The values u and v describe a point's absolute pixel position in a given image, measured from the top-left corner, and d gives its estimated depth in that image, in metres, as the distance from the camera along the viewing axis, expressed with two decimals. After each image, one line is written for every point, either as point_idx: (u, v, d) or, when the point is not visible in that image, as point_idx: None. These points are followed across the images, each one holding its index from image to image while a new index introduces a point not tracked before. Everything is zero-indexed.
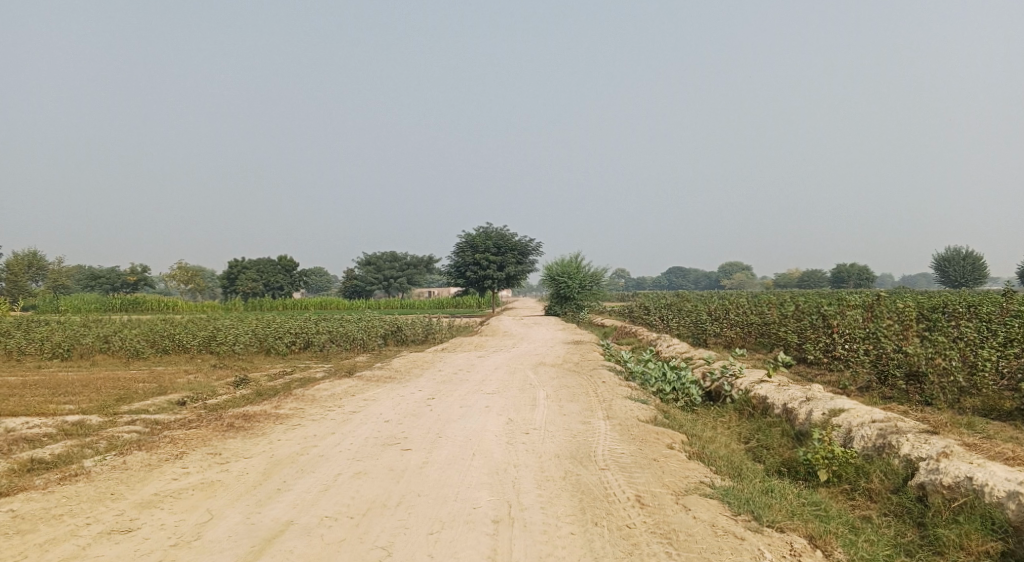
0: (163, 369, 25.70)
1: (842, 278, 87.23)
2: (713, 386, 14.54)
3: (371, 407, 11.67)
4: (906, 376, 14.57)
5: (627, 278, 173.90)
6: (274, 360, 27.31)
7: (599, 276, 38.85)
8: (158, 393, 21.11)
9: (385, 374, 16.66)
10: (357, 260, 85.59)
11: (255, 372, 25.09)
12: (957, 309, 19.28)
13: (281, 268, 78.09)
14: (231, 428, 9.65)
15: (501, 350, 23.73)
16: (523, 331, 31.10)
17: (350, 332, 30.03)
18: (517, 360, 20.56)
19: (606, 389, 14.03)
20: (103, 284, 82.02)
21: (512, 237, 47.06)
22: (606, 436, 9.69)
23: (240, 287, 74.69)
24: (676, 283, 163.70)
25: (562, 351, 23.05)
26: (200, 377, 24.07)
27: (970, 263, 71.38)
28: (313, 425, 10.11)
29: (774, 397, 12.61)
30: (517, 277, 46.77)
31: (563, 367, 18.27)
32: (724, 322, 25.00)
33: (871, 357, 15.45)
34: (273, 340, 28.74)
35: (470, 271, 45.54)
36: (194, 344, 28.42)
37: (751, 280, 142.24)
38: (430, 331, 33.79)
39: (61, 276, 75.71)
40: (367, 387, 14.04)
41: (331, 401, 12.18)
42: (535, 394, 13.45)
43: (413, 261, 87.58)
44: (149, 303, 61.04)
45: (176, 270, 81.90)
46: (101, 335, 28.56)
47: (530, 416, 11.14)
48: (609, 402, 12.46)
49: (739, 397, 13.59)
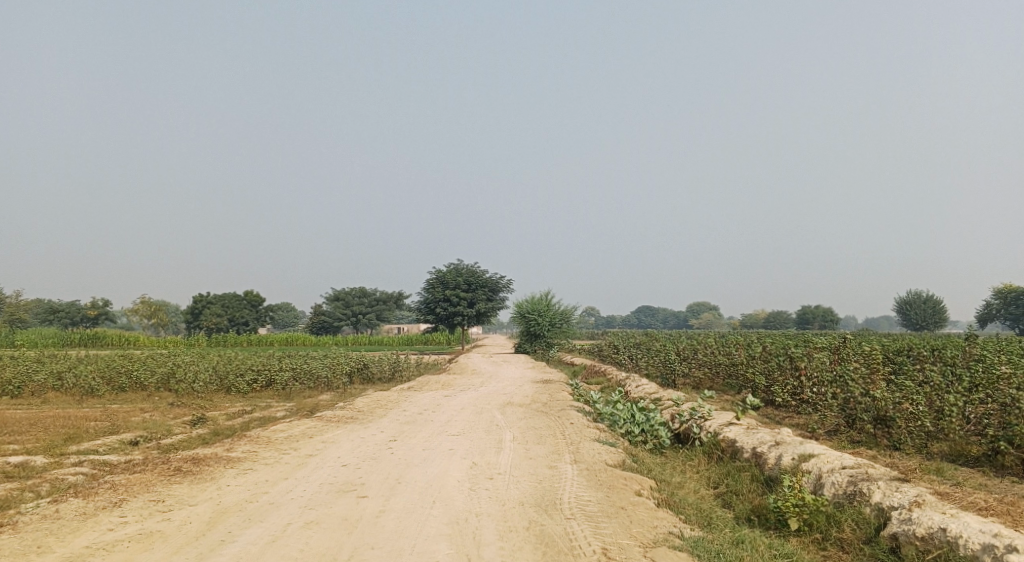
0: (118, 407, 24.84)
1: (808, 319, 88.19)
2: (682, 428, 14.30)
3: (329, 450, 11.23)
4: (874, 420, 14.48)
5: (596, 317, 174.41)
6: (234, 399, 26.56)
7: (569, 314, 38.69)
8: (111, 432, 20.33)
9: (347, 414, 16.17)
10: (325, 295, 84.67)
11: (214, 410, 24.37)
12: (923, 352, 19.34)
13: (247, 303, 76.94)
14: (178, 473, 9.17)
15: (467, 389, 23.34)
16: (491, 369, 30.68)
17: (314, 369, 29.39)
18: (484, 399, 20.18)
19: (573, 431, 13.72)
20: (62, 318, 80.15)
21: (482, 274, 46.82)
22: (572, 482, 9.38)
23: (205, 322, 73.36)
24: (644, 323, 164.27)
25: (530, 391, 22.69)
26: (157, 415, 23.30)
27: (931, 306, 72.59)
28: (266, 470, 9.66)
29: (743, 441, 12.40)
30: (486, 315, 46.43)
31: (530, 407, 17.93)
32: (692, 363, 24.87)
33: (839, 401, 15.34)
34: (234, 377, 28.01)
35: (439, 308, 45.11)
36: (152, 381, 27.60)
37: (718, 320, 143.28)
38: (397, 369, 33.23)
39: (18, 309, 73.73)
40: (327, 429, 13.56)
41: (288, 443, 11.71)
42: (500, 436, 13.08)
43: (382, 297, 86.89)
44: (109, 338, 59.63)
45: (138, 304, 80.25)
46: (54, 371, 27.61)
47: (494, 459, 10.79)
48: (577, 445, 12.15)
49: (708, 440, 13.36)
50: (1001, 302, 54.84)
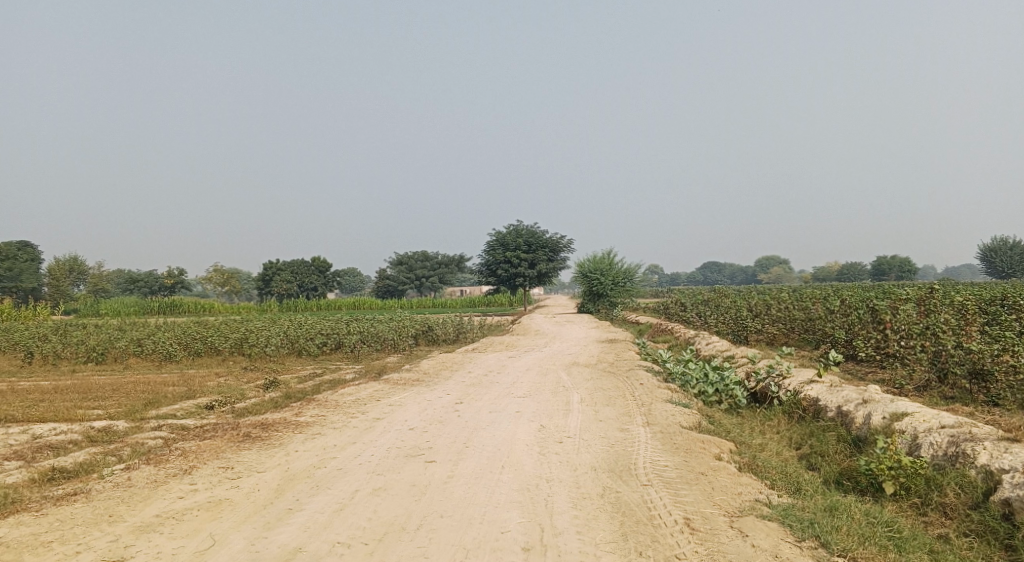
0: (194, 373, 25.43)
1: (883, 270, 85.08)
2: (759, 386, 13.71)
3: (397, 413, 11.05)
4: (969, 374, 13.64)
5: (661, 275, 172.30)
6: (305, 362, 26.91)
7: (633, 272, 37.98)
8: (188, 396, 20.78)
9: (413, 377, 16.05)
10: (389, 260, 85.54)
11: (285, 374, 24.70)
12: (1017, 301, 18.13)
13: (315, 269, 78.26)
14: (247, 439, 9.09)
15: (533, 350, 23.06)
16: (556, 329, 30.34)
17: (381, 332, 29.53)
18: (550, 360, 19.86)
19: (644, 391, 13.26)
20: (142, 287, 83.18)
21: (543, 234, 46.33)
22: (647, 445, 8.95)
23: (275, 288, 75.00)
24: (711, 279, 161.33)
25: (596, 350, 22.26)
26: (231, 380, 23.74)
27: (1017, 253, 68.86)
28: (334, 435, 9.51)
29: (827, 399, 11.76)
30: (548, 275, 46.04)
31: (597, 367, 17.52)
32: (765, 319, 24.00)
33: (929, 355, 14.49)
34: (304, 341, 28.36)
35: (501, 270, 44.89)
36: (226, 346, 28.17)
37: (788, 274, 139.71)
38: (462, 331, 33.19)
39: (100, 280, 76.69)
40: (393, 392, 13.43)
41: (355, 407, 11.57)
42: (569, 398, 12.70)
43: (445, 260, 87.31)
44: (186, 306, 61.47)
45: (212, 272, 82.58)
46: (134, 338, 28.43)
47: (564, 422, 10.44)
48: (649, 407, 11.70)
49: (788, 399, 12.74)
50: None
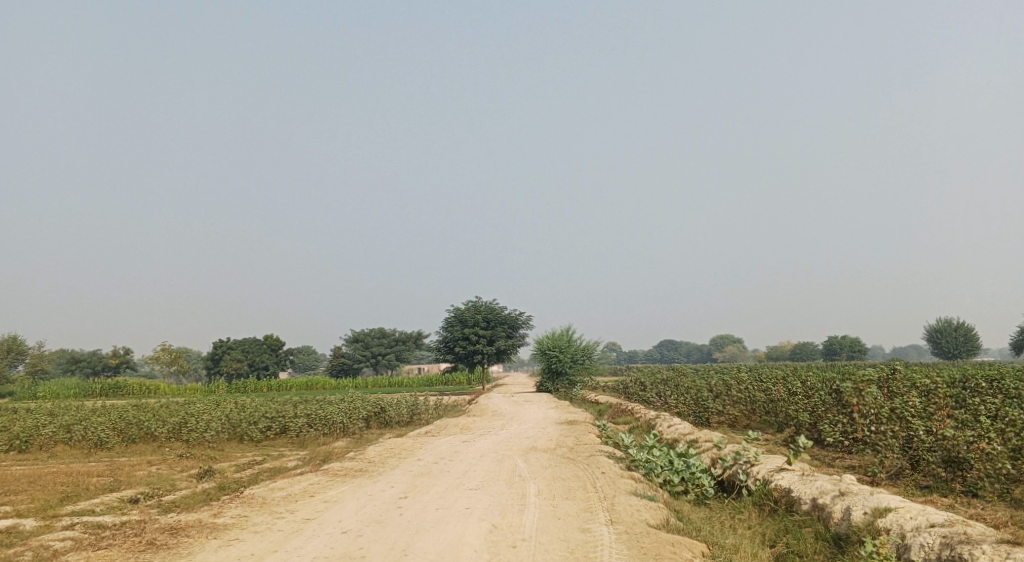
0: (125, 461, 23.60)
1: (834, 350, 86.14)
2: (726, 475, 12.87)
3: (331, 513, 9.89)
4: (944, 461, 13.05)
5: (619, 354, 172.26)
6: (246, 448, 25.24)
7: (591, 350, 37.22)
8: (113, 489, 19.07)
9: (356, 466, 14.80)
10: (344, 337, 83.79)
11: (224, 462, 23.03)
12: (980, 384, 17.77)
13: (267, 347, 76.21)
14: (150, 548, 7.88)
15: (488, 433, 21.89)
16: (513, 410, 29.17)
17: (330, 415, 28.02)
18: (506, 445, 18.74)
19: (605, 481, 12.29)
20: (83, 368, 79.91)
21: (501, 311, 45.48)
22: (611, 550, 8.00)
23: (224, 367, 72.48)
24: (668, 357, 161.50)
25: (554, 433, 21.16)
26: (164, 469, 22.03)
27: (962, 334, 69.99)
28: (255, 542, 8.35)
29: (800, 490, 10.95)
30: (507, 353, 45.02)
31: (555, 453, 16.48)
32: (726, 400, 23.23)
33: (900, 440, 13.89)
34: (246, 426, 26.68)
35: (458, 347, 43.86)
36: (163, 431, 26.38)
37: (742, 353, 140.73)
38: (416, 413, 31.82)
39: (41, 361, 73.19)
40: (331, 486, 12.22)
41: (285, 505, 10.38)
42: (523, 490, 11.66)
43: (402, 337, 85.87)
44: (130, 387, 58.86)
45: (159, 351, 79.72)
46: (62, 424, 26.46)
47: (518, 521, 9.42)
48: (612, 500, 10.71)
49: (757, 488, 11.90)
50: None
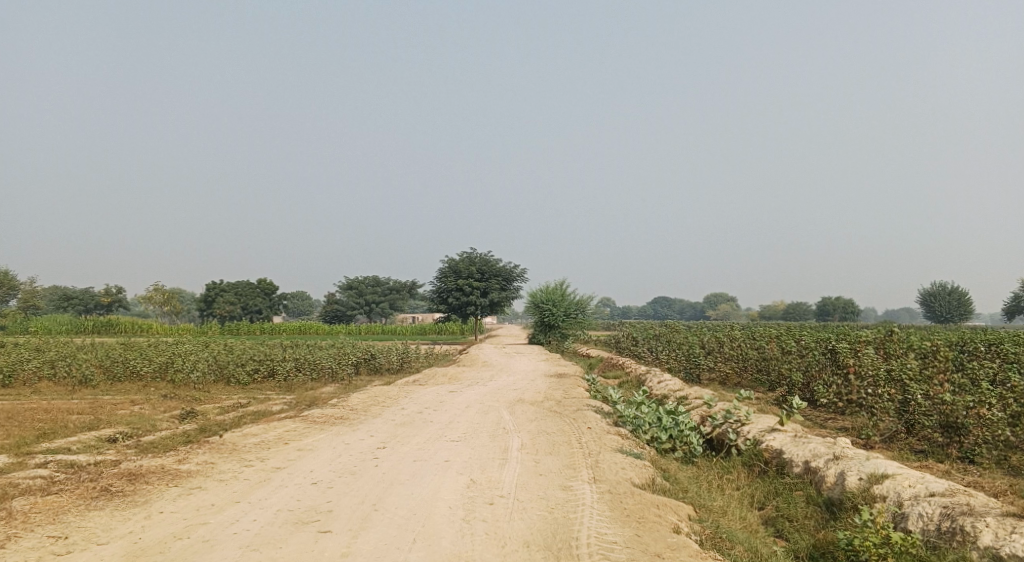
0: (108, 400, 23.24)
1: (827, 311, 86.22)
2: (716, 433, 12.51)
3: (302, 463, 9.49)
4: (941, 426, 12.67)
5: (613, 308, 172.58)
6: (232, 390, 24.87)
7: (585, 304, 36.80)
8: (93, 427, 18.70)
9: (337, 413, 14.38)
10: (338, 284, 83.38)
11: (208, 404, 22.68)
12: (978, 348, 17.38)
13: (260, 291, 75.78)
14: (103, 494, 7.47)
15: (476, 383, 21.54)
16: (504, 361, 28.87)
17: (319, 360, 27.62)
18: (494, 396, 18.37)
19: (591, 437, 11.89)
20: (75, 305, 79.44)
21: (496, 262, 44.93)
22: (593, 510, 7.60)
23: (217, 309, 72.07)
24: (662, 313, 161.85)
25: (544, 386, 20.79)
26: (147, 409, 21.66)
27: (954, 299, 69.90)
28: (217, 491, 7.93)
29: (793, 452, 10.55)
30: (501, 305, 44.57)
31: (543, 406, 16.09)
32: (718, 357, 22.86)
33: (897, 404, 13.50)
34: (233, 368, 26.25)
35: (452, 297, 43.42)
36: (149, 370, 25.98)
37: (735, 311, 141.05)
38: (406, 361, 31.47)
39: (33, 296, 72.58)
40: (308, 433, 11.82)
41: (255, 453, 9.97)
42: (506, 443, 11.26)
43: (397, 285, 85.49)
44: (123, 325, 58.51)
45: (152, 291, 79.19)
46: (46, 360, 26.04)
47: (498, 476, 9.00)
48: (597, 457, 10.31)
49: (747, 448, 11.54)
50: None
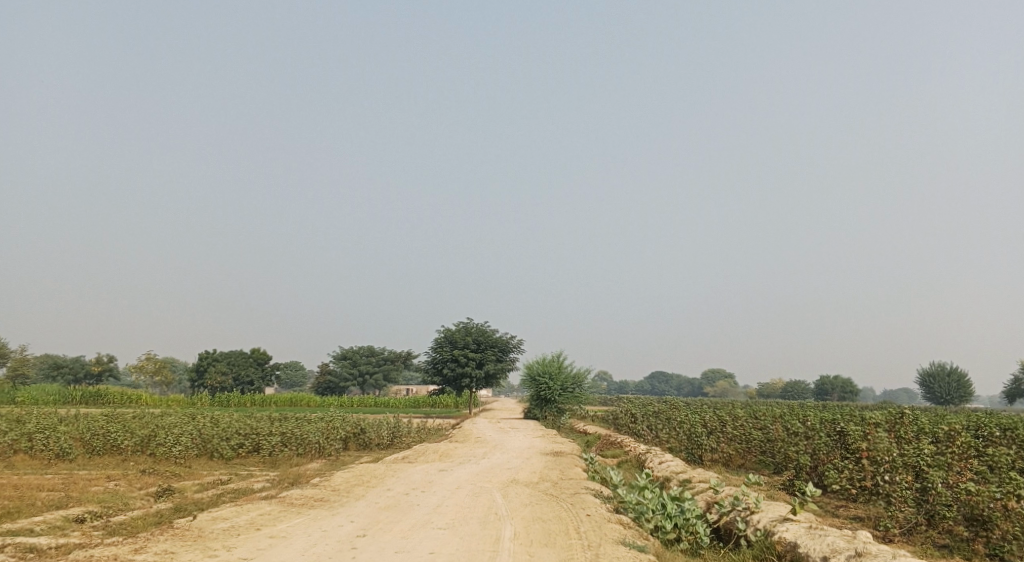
0: (83, 475, 22.12)
1: (826, 391, 85.10)
2: (723, 521, 11.62)
3: (273, 553, 8.66)
4: (967, 519, 11.82)
5: (609, 383, 170.97)
6: (215, 466, 23.78)
7: (582, 378, 35.89)
8: (62, 505, 17.65)
9: (318, 494, 13.47)
10: (333, 355, 82.31)
11: (187, 480, 21.58)
12: (993, 432, 16.56)
13: (253, 361, 74.69)
14: None
15: (468, 462, 20.53)
16: (498, 437, 27.85)
17: (306, 434, 26.52)
18: (487, 476, 17.42)
19: (590, 526, 11.02)
20: (65, 375, 78.04)
21: (492, 334, 44.15)
22: None
23: (208, 380, 70.77)
24: (659, 389, 160.24)
25: (538, 465, 19.83)
26: (123, 485, 20.57)
27: (954, 380, 68.94)
28: None
29: (809, 546, 9.71)
30: (496, 377, 43.60)
31: (538, 488, 15.15)
32: (720, 437, 21.87)
33: (915, 493, 12.65)
34: (217, 442, 25.16)
35: (447, 369, 42.54)
36: (130, 443, 24.89)
37: (733, 389, 139.48)
38: (397, 436, 30.40)
39: (23, 365, 71.35)
40: (282, 518, 10.92)
41: (220, 542, 9.14)
42: (499, 532, 10.41)
43: (391, 356, 84.38)
44: (111, 396, 57.26)
45: (144, 361, 78.05)
46: (24, 432, 24.99)
47: None
48: (597, 550, 9.48)
49: (757, 540, 10.68)
50: None
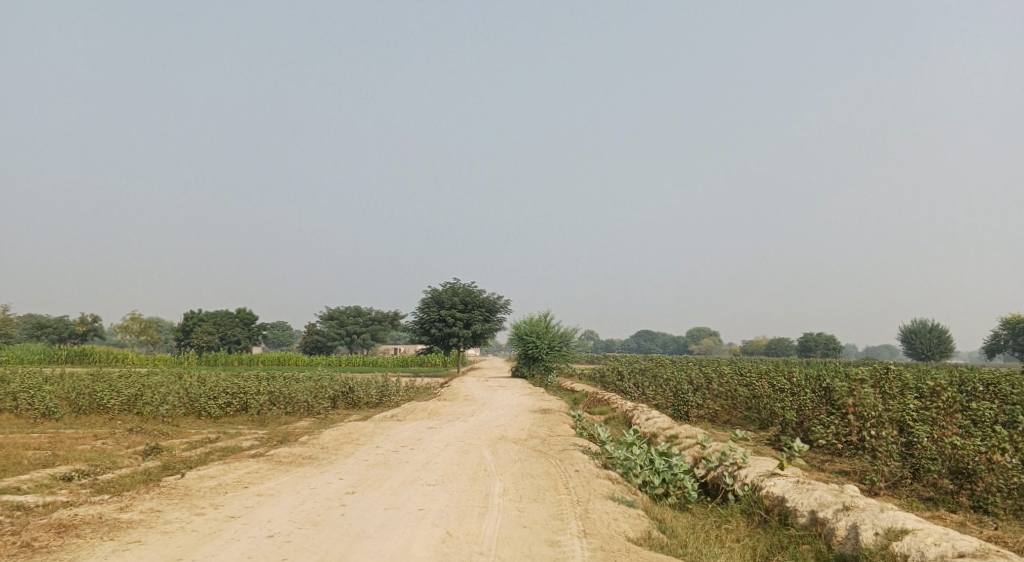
0: (70, 434, 22.01)
1: (810, 348, 85.97)
2: (711, 476, 11.67)
3: (261, 512, 8.60)
4: (951, 472, 11.95)
5: (596, 341, 172.06)
6: (202, 425, 23.72)
7: (569, 336, 35.96)
8: (49, 464, 17.56)
9: (306, 452, 13.42)
10: (320, 314, 82.09)
11: (175, 439, 21.52)
12: (977, 388, 16.69)
13: (240, 321, 74.43)
14: None
15: (456, 420, 20.55)
16: (486, 395, 27.92)
17: (293, 393, 26.43)
18: (475, 433, 17.43)
19: (579, 482, 11.03)
20: (50, 335, 77.55)
21: (479, 293, 44.08)
22: None
23: (195, 339, 70.50)
24: (645, 347, 161.42)
25: (527, 423, 19.88)
26: (110, 444, 20.49)
27: (935, 336, 69.83)
28: (158, 550, 7.09)
29: (797, 500, 9.75)
30: (484, 336, 43.62)
31: (526, 445, 15.17)
32: (707, 393, 21.99)
33: (901, 447, 12.75)
34: (205, 401, 25.06)
35: (434, 328, 42.53)
36: (116, 403, 24.75)
37: (718, 346, 140.68)
38: (385, 395, 30.43)
39: (7, 325, 70.78)
40: (271, 476, 10.86)
41: (207, 500, 9.07)
42: (488, 488, 10.40)
43: (379, 315, 84.34)
44: (98, 355, 57.01)
45: (129, 321, 77.61)
46: (9, 392, 24.79)
47: (476, 528, 8.17)
48: (587, 505, 9.49)
49: (744, 494, 10.73)
50: (1010, 334, 61.51)
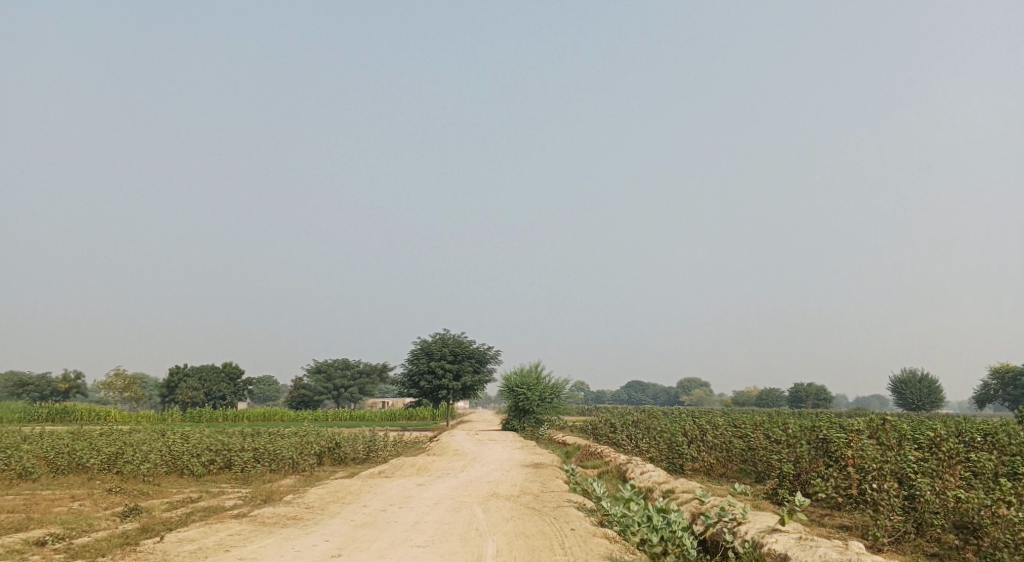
0: (46, 495, 21.30)
1: (800, 398, 85.62)
2: (710, 533, 11.30)
3: None
4: (956, 526, 11.63)
5: (586, 394, 170.89)
6: (185, 484, 23.05)
7: (560, 388, 35.53)
8: (23, 527, 16.89)
9: (291, 512, 12.96)
10: (307, 369, 81.16)
11: (155, 499, 20.85)
12: (975, 438, 16.42)
13: (225, 376, 73.42)
14: None
15: (446, 476, 20.04)
16: (476, 449, 27.38)
17: (278, 450, 25.78)
18: (465, 490, 16.94)
19: (575, 541, 10.64)
20: (31, 392, 76.12)
21: (469, 345, 43.69)
22: None
23: (180, 395, 69.32)
24: (635, 399, 160.44)
25: (519, 478, 19.40)
26: (88, 505, 19.81)
27: (924, 386, 69.76)
28: None
29: (800, 558, 9.44)
30: (473, 389, 43.09)
31: (518, 502, 14.72)
32: (701, 446, 21.57)
33: (904, 501, 12.43)
34: (188, 458, 24.39)
35: (423, 381, 41.99)
36: (96, 462, 24.04)
37: (708, 397, 139.99)
38: (373, 450, 29.81)
39: None
40: (253, 538, 10.43)
41: None
42: (480, 549, 10.00)
43: (367, 369, 83.51)
44: (79, 413, 55.86)
45: (113, 377, 76.38)
46: None
47: None
48: None
49: (745, 552, 10.37)
50: (999, 384, 61.48)
